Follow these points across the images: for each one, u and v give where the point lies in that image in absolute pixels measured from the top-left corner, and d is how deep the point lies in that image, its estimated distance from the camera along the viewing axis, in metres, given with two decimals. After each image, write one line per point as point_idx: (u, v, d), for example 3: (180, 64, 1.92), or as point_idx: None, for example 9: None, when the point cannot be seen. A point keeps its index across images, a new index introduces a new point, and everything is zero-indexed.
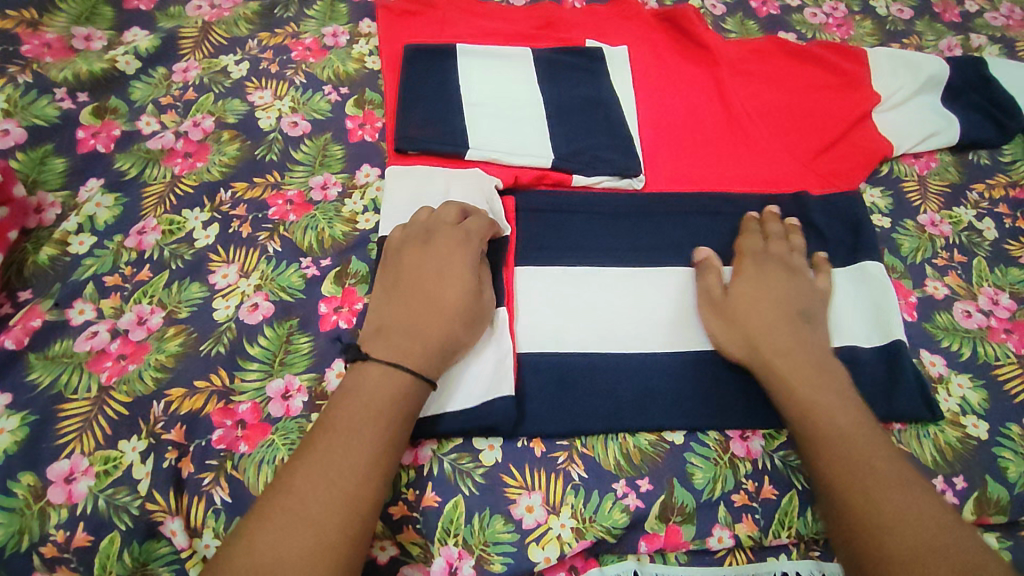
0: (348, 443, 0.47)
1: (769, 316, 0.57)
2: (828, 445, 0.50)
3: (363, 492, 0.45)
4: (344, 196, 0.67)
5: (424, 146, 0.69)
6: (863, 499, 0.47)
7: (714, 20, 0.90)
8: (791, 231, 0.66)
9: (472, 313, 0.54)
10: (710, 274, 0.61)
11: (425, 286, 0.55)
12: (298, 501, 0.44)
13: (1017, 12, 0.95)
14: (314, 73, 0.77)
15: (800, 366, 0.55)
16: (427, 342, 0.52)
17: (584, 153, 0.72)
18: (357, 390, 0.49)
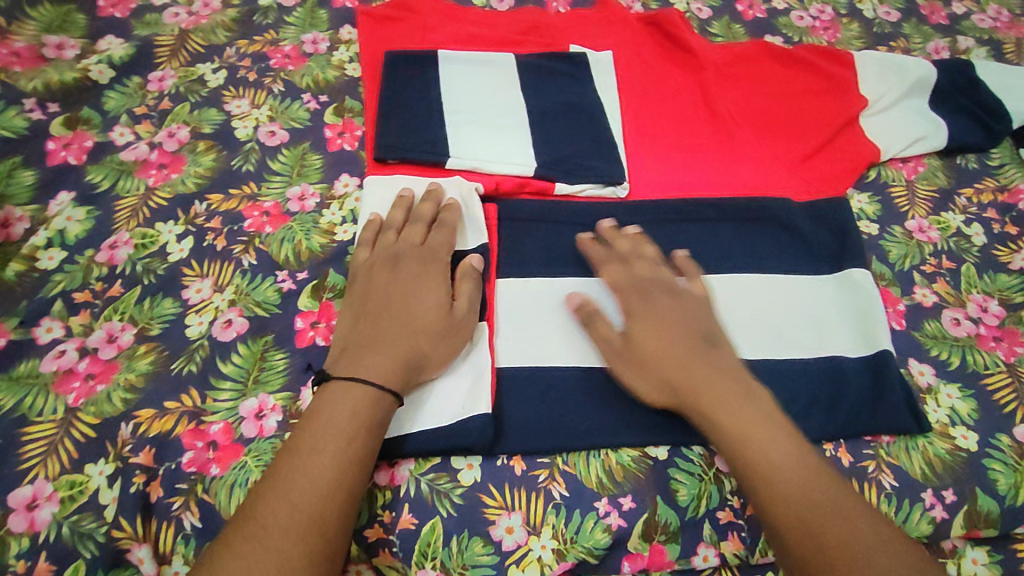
0: (310, 465, 0.45)
1: (675, 352, 0.54)
2: (765, 484, 0.48)
3: (326, 516, 0.44)
4: (321, 207, 0.66)
5: (404, 155, 0.68)
6: (807, 533, 0.45)
7: (700, 24, 0.89)
8: (640, 241, 0.63)
9: (443, 325, 0.54)
10: (600, 320, 0.57)
11: (391, 303, 0.54)
12: (259, 528, 0.43)
13: (1005, 13, 0.94)
14: (293, 81, 0.76)
15: (721, 400, 0.51)
16: (394, 355, 0.51)
17: (567, 160, 0.71)
18: (321, 410, 0.48)
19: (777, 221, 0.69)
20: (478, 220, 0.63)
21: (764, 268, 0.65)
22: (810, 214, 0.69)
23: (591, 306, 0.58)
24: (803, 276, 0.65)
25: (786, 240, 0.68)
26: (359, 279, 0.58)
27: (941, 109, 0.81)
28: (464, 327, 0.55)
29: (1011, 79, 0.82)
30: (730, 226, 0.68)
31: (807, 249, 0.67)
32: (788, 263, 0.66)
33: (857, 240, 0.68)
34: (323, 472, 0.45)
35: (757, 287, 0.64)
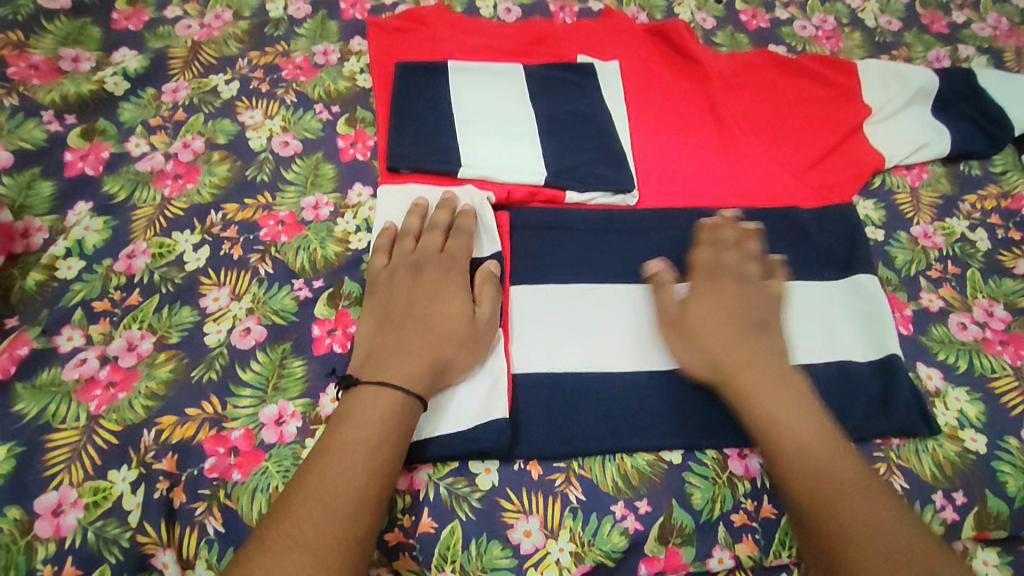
0: (344, 467, 0.46)
1: (722, 330, 0.57)
2: (782, 457, 0.50)
3: (361, 516, 0.45)
4: (336, 216, 0.67)
5: (417, 164, 0.70)
6: (822, 502, 0.47)
7: (704, 34, 0.90)
8: (746, 236, 0.64)
9: (466, 330, 0.55)
10: (664, 291, 0.61)
11: (415, 311, 0.56)
12: (295, 527, 0.44)
13: (1004, 22, 0.96)
14: (305, 92, 0.77)
15: (758, 377, 0.54)
16: (419, 361, 0.52)
17: (577, 169, 0.72)
18: (350, 413, 0.49)
19: (785, 227, 0.70)
20: (491, 228, 0.64)
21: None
22: (817, 220, 0.70)
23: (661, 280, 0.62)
24: (811, 281, 0.66)
25: (794, 245, 0.69)
26: (382, 285, 0.59)
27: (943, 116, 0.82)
28: (486, 331, 0.56)
29: (1012, 86, 0.83)
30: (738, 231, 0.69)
31: (815, 254, 0.68)
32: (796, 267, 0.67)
33: (862, 247, 0.69)
34: (358, 474, 0.46)
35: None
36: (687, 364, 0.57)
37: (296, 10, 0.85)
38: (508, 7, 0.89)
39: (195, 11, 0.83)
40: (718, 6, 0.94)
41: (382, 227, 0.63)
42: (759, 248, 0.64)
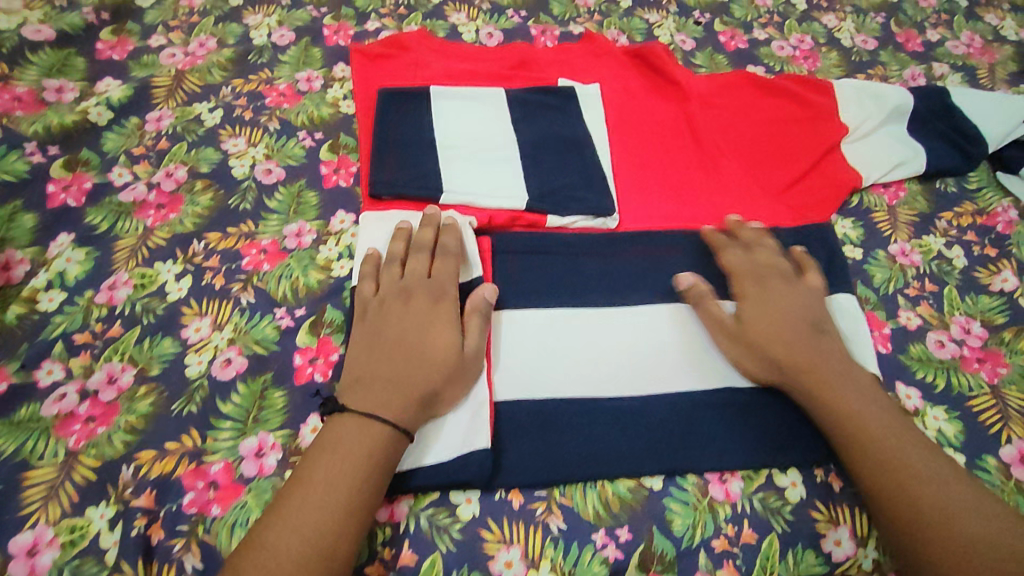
0: (320, 498, 0.47)
1: (785, 338, 0.59)
2: (871, 456, 0.53)
3: (336, 549, 0.46)
4: (318, 243, 0.67)
5: (399, 190, 0.71)
6: (902, 490, 0.51)
7: (684, 56, 0.92)
8: (762, 233, 0.68)
9: (455, 364, 0.55)
10: (710, 303, 0.62)
11: (405, 340, 0.55)
12: (272, 557, 0.45)
13: (978, 39, 0.97)
14: (288, 119, 0.78)
15: (823, 378, 0.57)
16: (406, 393, 0.52)
17: (558, 193, 0.73)
18: (336, 444, 0.50)
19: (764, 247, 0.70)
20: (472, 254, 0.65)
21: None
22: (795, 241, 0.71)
23: (703, 296, 0.63)
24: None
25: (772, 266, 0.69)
26: (379, 305, 0.58)
27: (917, 134, 0.84)
28: (474, 364, 0.56)
29: (986, 101, 0.85)
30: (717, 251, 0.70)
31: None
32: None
33: (841, 266, 0.69)
34: (334, 508, 0.47)
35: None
36: (751, 374, 0.59)
37: (280, 37, 0.86)
38: (490, 32, 0.90)
39: (180, 39, 0.84)
40: (698, 28, 0.95)
41: (366, 253, 0.63)
42: (776, 245, 0.67)
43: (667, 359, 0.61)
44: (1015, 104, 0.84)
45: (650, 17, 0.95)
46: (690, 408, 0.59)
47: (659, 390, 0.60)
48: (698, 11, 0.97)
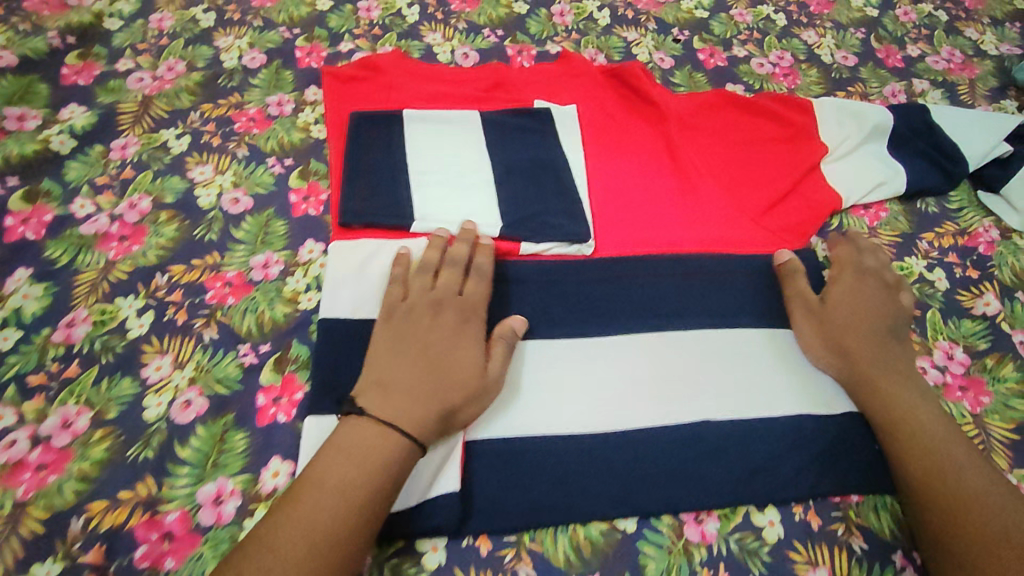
0: (333, 499, 0.47)
1: (861, 327, 0.64)
2: (923, 440, 0.56)
3: (339, 559, 0.46)
4: (286, 274, 0.66)
5: (369, 218, 0.69)
6: (946, 475, 0.54)
7: (662, 75, 0.91)
8: (878, 248, 0.72)
9: (476, 386, 0.55)
10: (798, 279, 0.68)
11: (435, 352, 0.56)
12: (277, 559, 0.45)
13: (958, 54, 0.97)
14: (258, 145, 0.76)
15: (882, 370, 0.61)
16: (427, 406, 0.53)
17: (533, 219, 0.72)
18: (350, 447, 0.50)
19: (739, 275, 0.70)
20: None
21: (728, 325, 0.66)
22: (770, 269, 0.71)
23: (793, 272, 0.69)
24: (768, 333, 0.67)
25: (749, 296, 0.69)
26: (415, 307, 0.59)
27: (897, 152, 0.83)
28: (493, 389, 0.57)
29: (968, 119, 0.84)
30: (692, 281, 0.69)
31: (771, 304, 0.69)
32: (752, 317, 0.67)
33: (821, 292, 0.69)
34: (343, 516, 0.47)
35: (728, 346, 0.65)
36: (808, 349, 0.65)
37: (251, 59, 0.85)
38: (465, 52, 0.89)
39: (148, 63, 0.83)
40: (677, 45, 0.94)
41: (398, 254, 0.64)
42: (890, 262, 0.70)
43: (639, 394, 0.60)
44: (996, 122, 0.84)
45: (628, 35, 0.94)
46: (661, 445, 0.58)
47: (631, 426, 0.58)
48: (677, 28, 0.96)
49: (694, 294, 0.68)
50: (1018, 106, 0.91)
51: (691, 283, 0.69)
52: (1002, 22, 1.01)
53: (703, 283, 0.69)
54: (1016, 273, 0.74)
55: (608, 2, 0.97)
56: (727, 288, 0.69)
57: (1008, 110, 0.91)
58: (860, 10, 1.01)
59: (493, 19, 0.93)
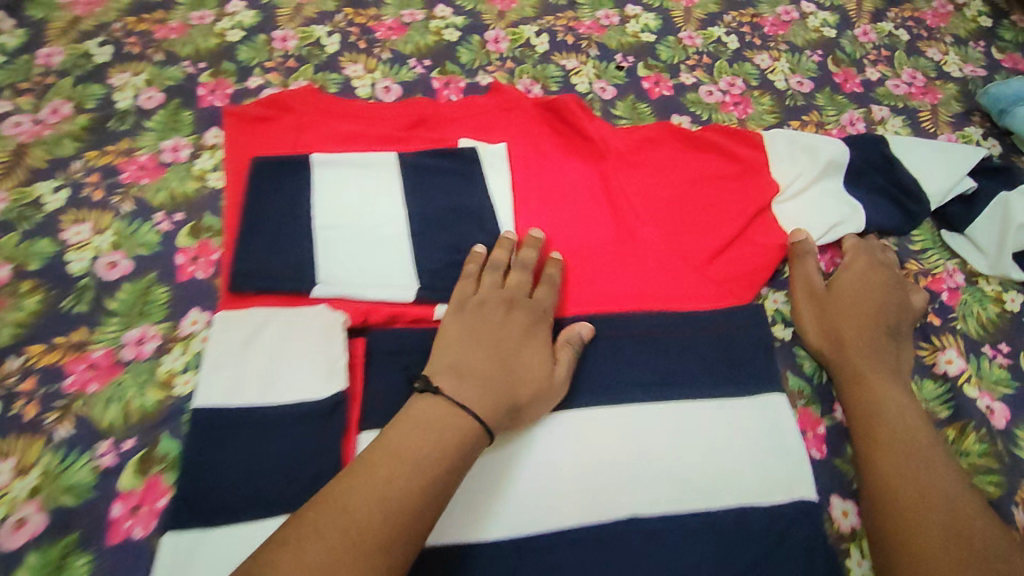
0: (405, 473, 0.47)
1: (856, 315, 0.65)
2: (900, 432, 0.57)
3: (412, 530, 0.45)
4: (162, 352, 0.59)
5: (262, 284, 0.63)
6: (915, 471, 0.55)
7: (603, 106, 0.84)
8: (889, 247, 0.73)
9: (542, 382, 0.57)
10: (811, 263, 0.70)
11: (507, 344, 0.57)
12: (352, 521, 0.44)
13: (920, 77, 0.90)
14: (145, 197, 0.69)
15: (866, 365, 0.62)
16: (503, 398, 0.54)
17: (451, 278, 0.65)
18: (425, 424, 0.50)
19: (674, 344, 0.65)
20: (339, 366, 0.58)
21: (660, 397, 0.62)
22: (709, 329, 0.66)
23: (806, 255, 0.70)
24: (702, 404, 0.62)
25: (684, 362, 0.64)
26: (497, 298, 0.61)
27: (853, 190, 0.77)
28: (554, 392, 0.59)
29: (928, 152, 0.77)
30: (620, 346, 0.64)
31: (709, 370, 0.64)
32: (687, 388, 0.62)
33: (771, 356, 0.65)
34: (417, 488, 0.47)
35: (659, 424, 0.60)
36: (806, 332, 0.66)
37: (147, 99, 0.77)
38: (387, 86, 0.82)
39: (29, 104, 0.74)
40: (620, 73, 0.87)
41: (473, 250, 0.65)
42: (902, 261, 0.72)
43: (563, 491, 0.57)
44: (959, 154, 0.77)
45: (566, 63, 0.87)
46: (583, 551, 0.54)
47: (554, 528, 0.55)
48: (620, 54, 0.89)
49: (623, 364, 0.63)
50: (984, 133, 0.85)
51: (621, 351, 0.64)
52: (965, 41, 0.95)
53: (634, 349, 0.64)
54: (982, 324, 0.68)
55: (546, 27, 0.90)
56: (660, 354, 0.64)
57: (972, 139, 0.85)
58: (817, 30, 0.94)
59: (420, 48, 0.86)
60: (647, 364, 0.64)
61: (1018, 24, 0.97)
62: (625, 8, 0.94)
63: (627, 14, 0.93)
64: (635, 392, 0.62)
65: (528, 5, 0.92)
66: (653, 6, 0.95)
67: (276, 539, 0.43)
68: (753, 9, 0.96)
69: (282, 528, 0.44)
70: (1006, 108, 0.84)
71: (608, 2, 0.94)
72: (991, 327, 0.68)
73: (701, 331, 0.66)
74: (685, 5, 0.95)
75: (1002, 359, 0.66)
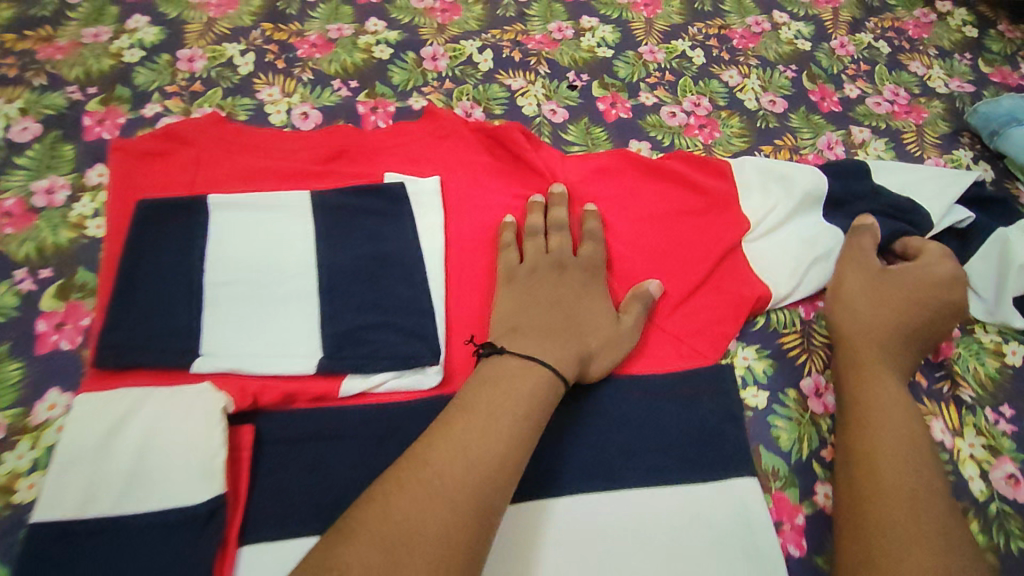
0: (487, 431, 0.46)
1: (882, 286, 0.62)
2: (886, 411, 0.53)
3: (499, 480, 0.44)
4: (5, 446, 0.51)
5: (131, 360, 0.54)
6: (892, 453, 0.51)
7: (552, 131, 0.74)
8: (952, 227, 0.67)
9: (612, 336, 0.57)
10: (863, 238, 0.65)
11: (570, 304, 0.58)
12: (435, 475, 0.43)
13: (903, 94, 0.82)
14: (8, 251, 0.60)
15: (887, 361, 0.57)
16: (568, 352, 0.54)
17: (366, 343, 0.56)
18: (498, 381, 0.50)
19: (623, 416, 0.57)
20: (214, 465, 0.49)
21: (604, 486, 0.53)
22: (664, 399, 0.58)
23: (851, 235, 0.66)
24: (653, 491, 0.53)
25: (635, 439, 0.56)
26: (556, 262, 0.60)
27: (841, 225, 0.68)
28: (624, 342, 0.58)
29: (915, 177, 0.70)
30: (562, 420, 0.56)
31: (663, 449, 0.55)
32: (635, 472, 0.54)
33: (740, 431, 0.57)
34: (502, 442, 0.46)
35: (604, 521, 0.52)
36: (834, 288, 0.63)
37: (21, 130, 0.67)
38: (306, 111, 0.72)
39: None
40: (572, 93, 0.78)
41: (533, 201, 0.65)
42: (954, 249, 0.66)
43: None
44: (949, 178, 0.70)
45: (513, 83, 0.78)
46: None
47: None
48: (573, 72, 0.79)
49: (565, 443, 0.55)
50: (974, 156, 0.77)
51: (561, 429, 0.56)
52: (950, 54, 0.87)
53: (576, 425, 0.56)
54: (980, 381, 0.61)
55: (491, 42, 0.81)
56: (606, 430, 0.56)
57: (962, 163, 0.76)
58: (791, 42, 0.86)
59: (346, 67, 0.76)
60: (592, 444, 0.55)
61: (1006, 35, 0.90)
62: (580, 20, 0.84)
63: (582, 26, 0.84)
64: (577, 479, 0.54)
65: (471, 16, 0.83)
66: (610, 17, 0.85)
67: (367, 497, 0.42)
68: (721, 20, 0.87)
69: (379, 481, 0.43)
70: (998, 129, 0.76)
71: (561, 13, 0.85)
72: (990, 386, 0.61)
73: (655, 400, 0.58)
74: (646, 15, 0.86)
75: (1006, 425, 0.59)
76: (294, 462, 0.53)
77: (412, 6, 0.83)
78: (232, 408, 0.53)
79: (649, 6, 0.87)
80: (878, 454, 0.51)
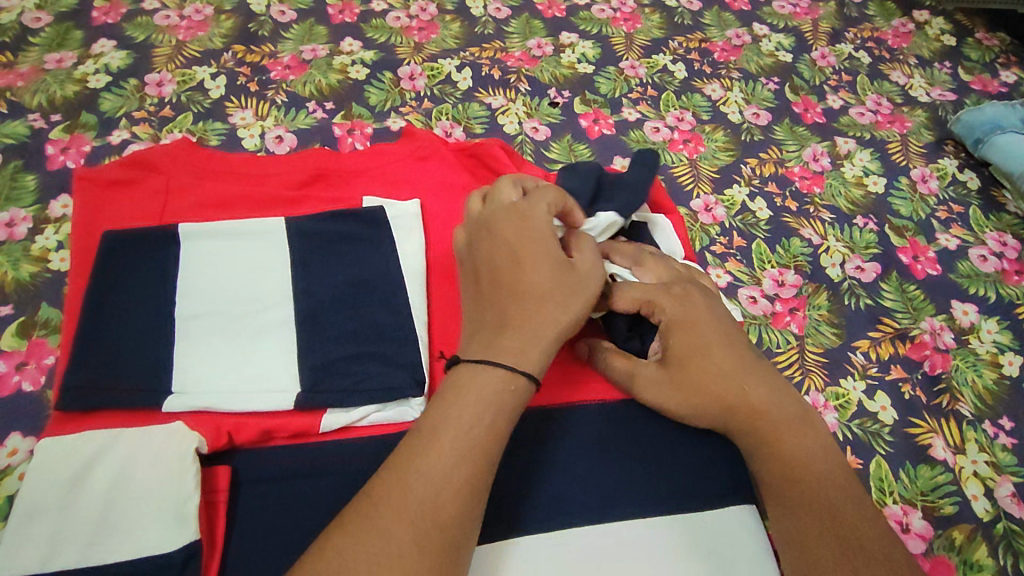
0: (427, 447, 0.41)
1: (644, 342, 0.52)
2: (769, 454, 0.47)
3: (442, 499, 0.39)
4: None
5: (97, 401, 0.51)
6: (804, 499, 0.44)
7: (535, 148, 0.73)
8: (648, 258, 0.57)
9: (569, 290, 0.49)
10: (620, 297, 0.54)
11: (512, 279, 0.49)
12: (371, 505, 0.39)
13: (885, 104, 0.82)
14: None
15: (731, 384, 0.49)
16: (529, 330, 0.47)
17: (346, 375, 0.54)
18: (446, 389, 0.45)
19: (617, 443, 0.54)
20: (187, 509, 0.46)
21: (599, 519, 0.51)
22: (656, 422, 0.55)
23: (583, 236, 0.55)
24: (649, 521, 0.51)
25: (630, 467, 0.53)
26: (484, 236, 0.52)
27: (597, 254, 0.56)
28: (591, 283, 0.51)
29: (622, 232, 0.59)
30: (551, 451, 0.54)
31: (659, 475, 0.53)
32: (630, 502, 0.52)
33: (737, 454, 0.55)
34: (443, 456, 0.41)
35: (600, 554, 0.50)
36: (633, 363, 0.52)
37: None
38: (280, 135, 0.70)
39: None
40: (554, 110, 0.76)
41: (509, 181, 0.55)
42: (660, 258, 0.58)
43: None
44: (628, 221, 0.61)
45: (493, 101, 0.76)
46: None
47: None
48: (554, 89, 0.78)
49: (555, 476, 0.53)
50: (959, 164, 0.77)
51: (552, 459, 0.53)
52: (931, 62, 0.87)
53: (566, 455, 0.54)
54: (979, 394, 0.60)
55: (469, 60, 0.79)
56: (598, 460, 0.54)
57: (948, 172, 0.76)
58: (772, 54, 0.85)
59: (321, 89, 0.74)
60: (583, 474, 0.53)
61: (985, 43, 0.90)
62: (559, 36, 0.83)
63: (562, 42, 0.83)
64: (569, 513, 0.51)
65: (449, 35, 0.81)
66: (590, 32, 0.84)
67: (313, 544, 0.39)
68: (701, 34, 0.86)
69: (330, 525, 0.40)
70: (982, 137, 0.76)
71: (539, 30, 0.83)
72: (988, 399, 0.60)
73: (645, 421, 0.56)
74: (626, 30, 0.85)
75: (1006, 439, 0.58)
76: (271, 502, 0.50)
77: (388, 25, 0.81)
78: (205, 449, 0.50)
79: (629, 20, 0.86)
80: (800, 498, 0.44)
